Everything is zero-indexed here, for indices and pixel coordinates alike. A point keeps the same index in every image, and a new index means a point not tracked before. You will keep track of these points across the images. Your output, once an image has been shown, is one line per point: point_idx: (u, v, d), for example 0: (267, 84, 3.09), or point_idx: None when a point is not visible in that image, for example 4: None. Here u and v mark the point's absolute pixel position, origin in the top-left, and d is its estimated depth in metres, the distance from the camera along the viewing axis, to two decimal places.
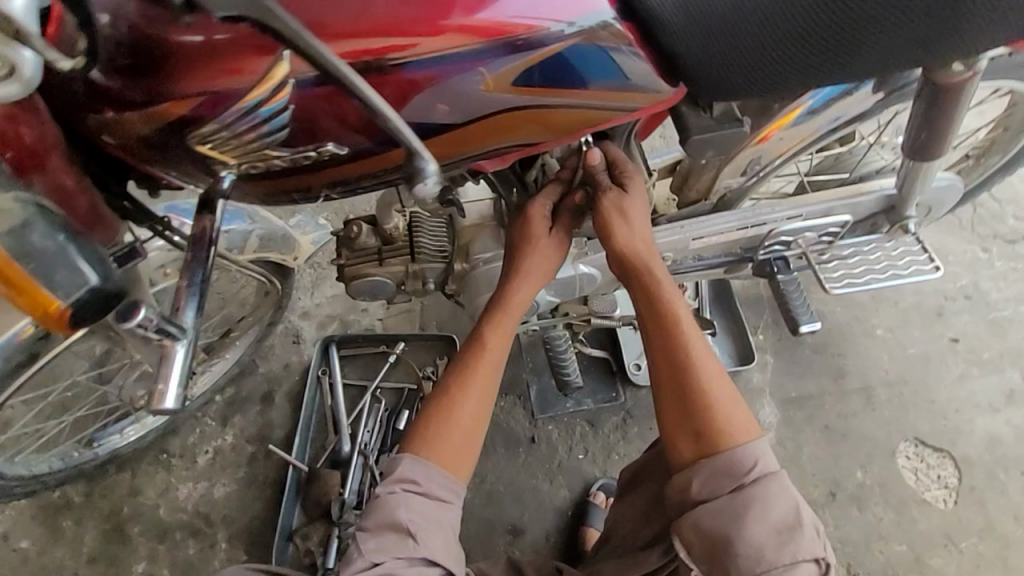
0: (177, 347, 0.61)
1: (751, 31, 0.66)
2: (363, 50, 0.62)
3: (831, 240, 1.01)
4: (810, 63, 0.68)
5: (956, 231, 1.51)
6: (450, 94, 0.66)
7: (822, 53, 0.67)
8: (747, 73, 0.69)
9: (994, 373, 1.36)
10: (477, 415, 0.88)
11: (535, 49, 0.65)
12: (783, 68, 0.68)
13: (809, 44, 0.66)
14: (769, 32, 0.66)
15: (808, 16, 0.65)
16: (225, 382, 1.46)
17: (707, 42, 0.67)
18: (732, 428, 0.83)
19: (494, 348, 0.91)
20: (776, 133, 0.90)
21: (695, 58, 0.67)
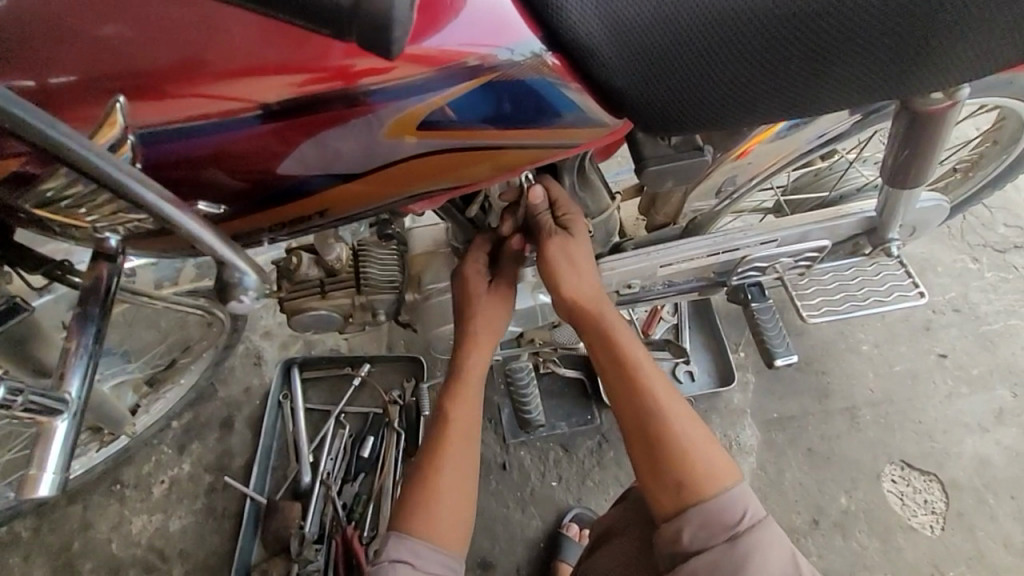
0: (57, 422, 0.61)
1: (709, 61, 0.59)
2: (263, 89, 0.58)
3: (809, 264, 0.96)
4: (776, 91, 0.62)
5: (944, 241, 1.45)
6: (366, 134, 0.62)
7: (788, 79, 0.61)
8: (707, 105, 0.62)
9: (983, 390, 1.31)
10: (462, 488, 0.84)
11: (454, 86, 0.59)
12: (747, 97, 0.62)
13: (773, 71, 0.60)
14: (729, 62, 0.59)
15: (770, 42, 0.58)
16: (182, 408, 1.40)
17: (658, 74, 0.60)
18: (714, 474, 0.78)
19: (457, 426, 0.87)
20: (755, 149, 0.83)
21: (646, 91, 0.61)
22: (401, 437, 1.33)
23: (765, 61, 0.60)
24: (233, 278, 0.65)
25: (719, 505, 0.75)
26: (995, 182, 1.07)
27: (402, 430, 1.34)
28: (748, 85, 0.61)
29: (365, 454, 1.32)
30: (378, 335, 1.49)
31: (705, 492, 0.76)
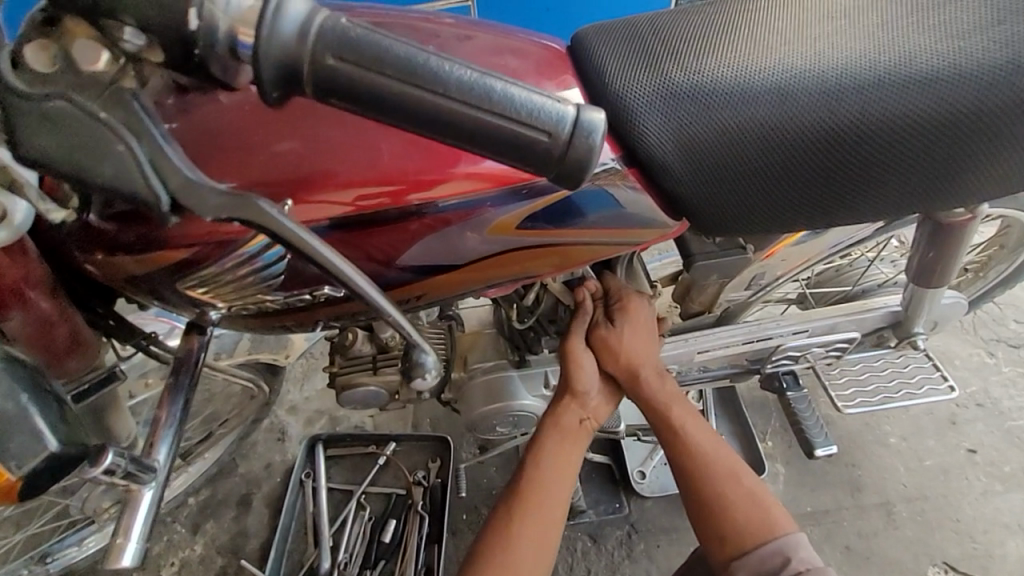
0: (146, 492, 0.54)
1: (809, 150, 0.52)
2: (366, 195, 0.50)
3: (839, 354, 0.98)
4: (912, 180, 0.54)
5: (959, 334, 1.50)
6: (450, 244, 0.54)
7: (919, 167, 0.53)
8: (838, 202, 0.55)
9: (1018, 489, 1.29)
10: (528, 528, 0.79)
11: (541, 194, 0.53)
12: (859, 182, 0.54)
13: (906, 162, 0.53)
14: (848, 152, 0.52)
15: (894, 147, 0.52)
16: (200, 484, 1.36)
17: (757, 184, 0.54)
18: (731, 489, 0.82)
19: (534, 483, 0.82)
20: (781, 251, 0.90)
21: (753, 207, 0.56)
22: (424, 520, 1.28)
23: (865, 133, 0.51)
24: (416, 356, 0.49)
25: (768, 558, 0.77)
26: (1006, 283, 1.06)
27: (425, 513, 1.29)
28: (899, 173, 0.53)
29: (387, 539, 1.27)
30: (404, 415, 1.48)
31: (759, 541, 0.78)
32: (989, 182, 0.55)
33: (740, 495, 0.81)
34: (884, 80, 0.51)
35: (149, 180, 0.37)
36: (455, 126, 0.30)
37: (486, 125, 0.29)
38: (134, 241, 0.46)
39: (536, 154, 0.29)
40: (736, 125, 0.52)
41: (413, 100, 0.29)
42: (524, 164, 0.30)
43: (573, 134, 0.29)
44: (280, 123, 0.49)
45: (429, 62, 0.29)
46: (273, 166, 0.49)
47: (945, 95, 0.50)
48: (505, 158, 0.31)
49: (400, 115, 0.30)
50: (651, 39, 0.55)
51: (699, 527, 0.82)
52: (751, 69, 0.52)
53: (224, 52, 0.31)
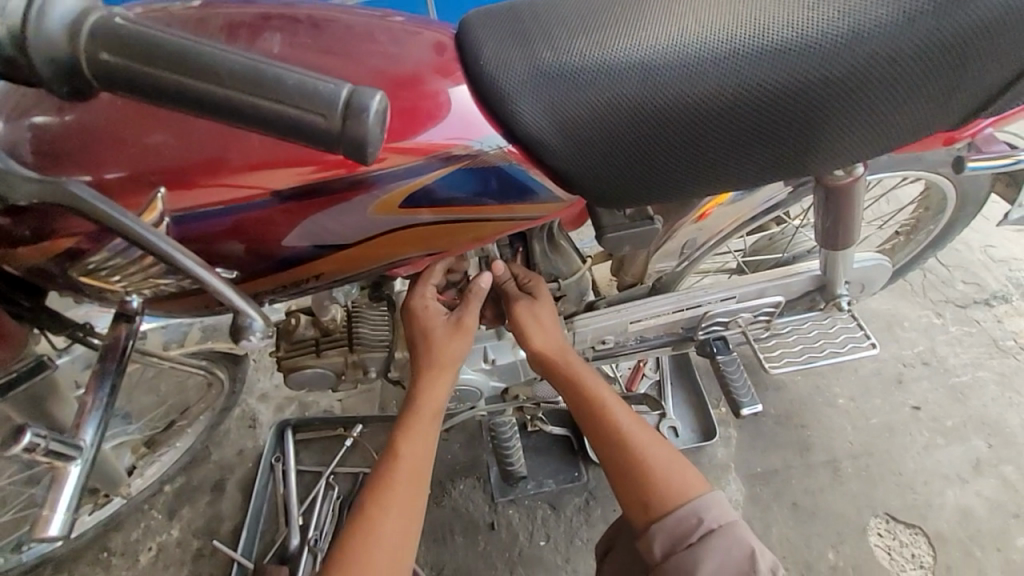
0: (72, 468, 0.57)
1: (674, 123, 0.55)
2: (253, 179, 0.53)
3: (768, 320, 1.02)
4: (776, 147, 0.57)
5: (908, 297, 1.55)
6: (341, 223, 0.57)
7: (781, 135, 0.56)
8: (709, 172, 0.58)
9: (959, 442, 1.34)
10: (422, 456, 0.82)
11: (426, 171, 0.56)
12: (726, 152, 0.57)
13: (767, 131, 0.55)
14: (711, 124, 0.55)
15: (753, 117, 0.54)
16: (174, 472, 1.41)
17: (631, 157, 0.57)
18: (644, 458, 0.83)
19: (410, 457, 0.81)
20: (713, 210, 0.93)
21: (631, 179, 0.59)
22: None
23: (726, 104, 0.54)
24: (243, 320, 0.49)
25: (683, 520, 0.80)
26: (932, 246, 1.10)
27: None
28: (763, 141, 0.56)
29: None
30: (371, 398, 1.52)
31: (677, 504, 0.81)
32: (849, 145, 0.58)
33: (662, 466, 0.83)
34: (742, 51, 0.53)
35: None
36: (245, 114, 0.31)
37: (266, 111, 0.31)
38: (31, 233, 0.49)
39: (314, 135, 0.30)
40: (604, 101, 0.54)
41: (194, 88, 0.31)
42: (313, 147, 0.31)
43: (347, 117, 0.30)
44: (156, 116, 0.52)
45: (207, 51, 0.31)
46: (150, 157, 0.51)
47: (798, 64, 0.53)
48: (296, 140, 0.32)
49: (184, 101, 0.31)
50: (527, 22, 0.57)
51: (626, 497, 0.84)
52: (618, 47, 0.54)
53: (9, 50, 0.32)
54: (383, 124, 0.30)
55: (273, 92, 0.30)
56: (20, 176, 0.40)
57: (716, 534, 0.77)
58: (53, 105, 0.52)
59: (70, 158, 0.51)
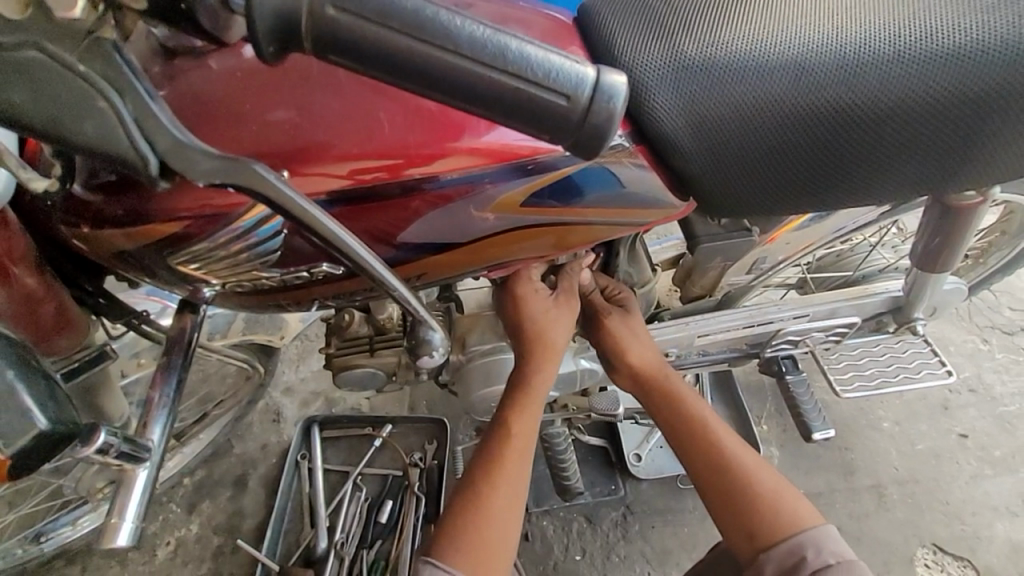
0: (141, 471, 0.53)
1: (828, 127, 0.50)
2: (363, 169, 0.48)
3: (839, 339, 0.98)
4: (929, 160, 0.53)
5: (955, 320, 1.51)
6: (455, 220, 0.53)
7: (938, 147, 0.52)
8: (853, 183, 0.54)
9: (1007, 473, 1.31)
10: (524, 441, 0.79)
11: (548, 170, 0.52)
12: (876, 162, 0.52)
13: (925, 141, 0.51)
14: (868, 131, 0.50)
15: (913, 126, 0.50)
16: (195, 464, 1.36)
17: (773, 161, 0.52)
18: (757, 483, 0.79)
19: (519, 438, 0.79)
20: (786, 233, 0.89)
21: (768, 186, 0.54)
22: (421, 502, 1.28)
23: (885, 110, 0.50)
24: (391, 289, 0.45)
25: (794, 547, 0.74)
26: (1005, 269, 1.06)
27: (422, 494, 1.29)
28: (918, 153, 0.52)
29: (383, 519, 1.27)
30: (400, 397, 1.47)
31: (790, 533, 0.75)
32: (1006, 162, 0.54)
33: (767, 490, 0.78)
34: (907, 53, 0.49)
35: (138, 147, 0.37)
36: (473, 90, 0.30)
37: (497, 87, 0.29)
38: (126, 213, 0.44)
39: (553, 117, 0.30)
40: (752, 100, 0.50)
41: (419, 54, 0.29)
42: (543, 132, 0.31)
43: (592, 100, 0.29)
44: (276, 92, 0.48)
45: (439, 16, 0.29)
46: (266, 135, 0.47)
47: (969, 70, 0.49)
48: (521, 123, 0.31)
49: (405, 72, 0.29)
50: (663, 10, 0.53)
51: (731, 526, 0.78)
52: (770, 43, 0.50)
53: None
54: (625, 111, 0.30)
55: (513, 68, 0.29)
56: (199, 150, 0.36)
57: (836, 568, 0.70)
58: (149, 76, 0.48)
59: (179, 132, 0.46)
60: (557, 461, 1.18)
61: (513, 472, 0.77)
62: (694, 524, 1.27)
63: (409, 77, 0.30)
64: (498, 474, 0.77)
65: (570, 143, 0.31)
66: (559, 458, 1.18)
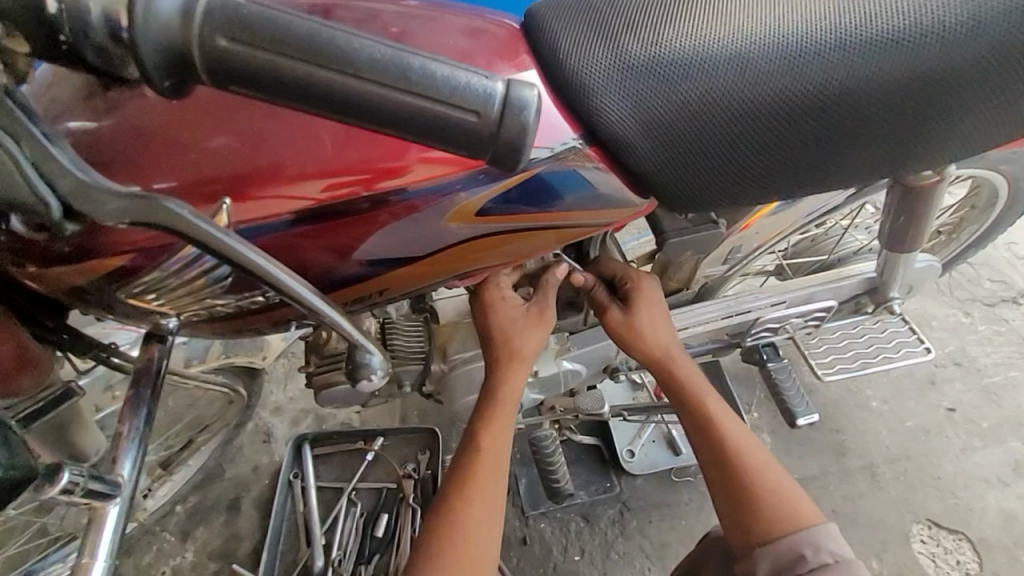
0: (112, 507, 0.52)
1: (777, 117, 0.50)
2: (313, 190, 0.48)
3: (818, 323, 0.98)
4: (881, 144, 0.53)
5: (936, 295, 1.52)
6: (411, 236, 0.53)
7: (887, 130, 0.52)
8: (807, 171, 0.54)
9: (996, 444, 1.32)
10: (495, 457, 0.78)
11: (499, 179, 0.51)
12: (828, 149, 0.53)
13: (875, 126, 0.51)
14: (817, 118, 0.51)
15: (861, 111, 0.50)
16: (187, 491, 1.34)
17: (726, 155, 0.52)
18: (759, 483, 0.80)
19: (489, 451, 0.78)
20: (757, 222, 0.89)
21: (723, 179, 0.54)
22: (417, 513, 1.27)
23: (831, 98, 0.50)
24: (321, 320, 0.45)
25: (793, 546, 0.76)
26: (978, 243, 1.06)
27: (417, 505, 1.29)
28: (868, 137, 0.52)
29: (379, 533, 1.27)
30: (390, 409, 1.47)
31: (786, 531, 0.77)
32: (959, 140, 0.54)
33: (769, 490, 0.80)
34: (848, 41, 0.49)
35: (38, 192, 0.34)
36: (380, 112, 0.29)
37: (411, 109, 0.29)
38: (70, 250, 0.44)
39: (465, 133, 0.29)
40: (700, 95, 0.50)
41: (330, 83, 0.28)
42: (458, 149, 0.30)
43: (503, 115, 0.29)
44: (219, 118, 0.47)
45: (340, 38, 0.28)
46: (211, 163, 0.46)
47: (912, 52, 0.49)
48: (434, 142, 0.30)
49: (310, 97, 0.29)
50: (607, 10, 0.53)
51: (727, 515, 0.81)
52: (715, 37, 0.50)
53: (107, 39, 0.29)
54: (539, 123, 0.29)
55: (418, 87, 0.29)
56: (103, 190, 0.35)
57: (833, 568, 0.73)
58: (87, 109, 0.47)
59: (121, 165, 0.46)
60: (546, 464, 1.18)
61: (487, 486, 0.77)
62: (690, 516, 1.27)
63: (317, 101, 0.29)
64: (471, 488, 0.77)
65: (486, 158, 0.30)
66: (548, 461, 1.18)
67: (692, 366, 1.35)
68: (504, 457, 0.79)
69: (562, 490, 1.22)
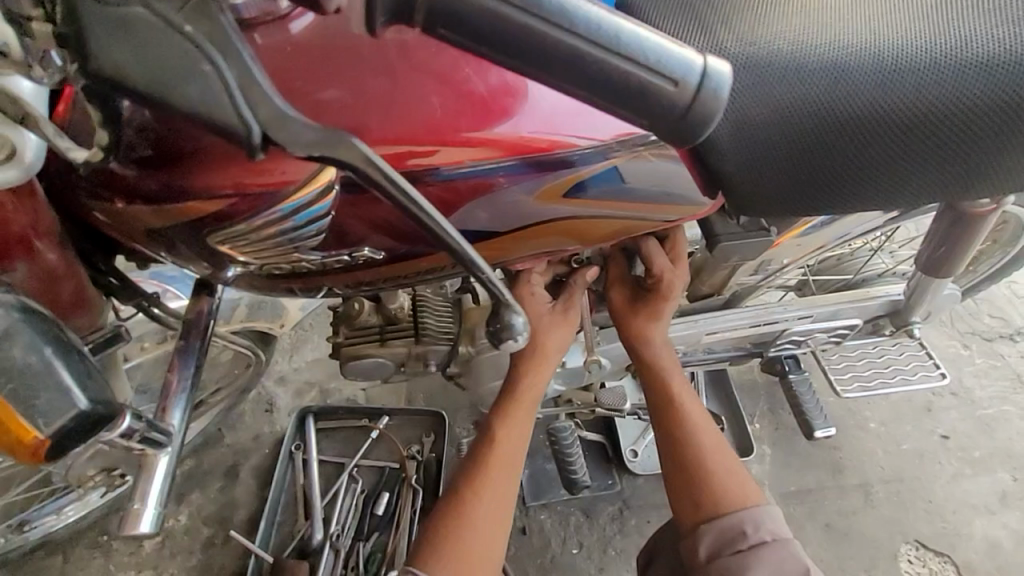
0: (161, 456, 0.51)
1: (868, 126, 0.51)
2: (405, 154, 0.48)
3: (839, 340, 1.01)
4: (961, 167, 0.53)
5: (938, 326, 1.56)
6: (489, 211, 0.54)
7: (969, 153, 0.53)
8: (888, 186, 0.54)
9: (986, 473, 1.36)
10: (512, 447, 0.77)
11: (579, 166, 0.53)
12: (912, 166, 0.53)
13: (958, 147, 0.52)
14: (904, 133, 0.51)
15: (946, 130, 0.51)
16: (186, 453, 1.33)
17: (813, 160, 0.53)
18: (718, 472, 0.81)
19: (507, 444, 0.77)
20: (787, 242, 0.90)
21: (807, 184, 0.54)
22: (418, 494, 1.27)
23: (921, 114, 0.51)
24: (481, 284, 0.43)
25: (733, 525, 0.78)
26: (995, 276, 1.09)
27: (419, 487, 1.28)
28: (951, 158, 0.53)
29: (380, 511, 1.26)
30: (396, 389, 1.46)
31: (730, 509, 0.79)
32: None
33: (720, 474, 0.81)
34: (937, 61, 0.51)
35: (243, 114, 0.33)
36: (578, 69, 0.30)
37: (611, 71, 0.29)
38: (161, 190, 0.44)
39: (658, 101, 0.30)
40: (792, 98, 0.51)
41: (537, 32, 0.28)
42: (642, 117, 0.31)
43: (700, 88, 0.30)
44: (324, 70, 0.47)
45: None
46: (322, 113, 0.46)
47: (1003, 78, 0.50)
48: (619, 106, 0.31)
49: (512, 48, 0.29)
50: (704, 14, 0.55)
51: (676, 491, 0.82)
52: (809, 46, 0.52)
53: None
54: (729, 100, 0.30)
55: (623, 49, 0.29)
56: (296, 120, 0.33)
57: (768, 547, 0.76)
58: None
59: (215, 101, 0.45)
60: (566, 453, 1.20)
61: (498, 479, 0.75)
62: None
63: (516, 51, 0.29)
64: (488, 477, 0.75)
65: (668, 132, 0.31)
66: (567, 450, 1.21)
67: (700, 373, 1.37)
68: (521, 450, 0.78)
69: (578, 481, 1.26)
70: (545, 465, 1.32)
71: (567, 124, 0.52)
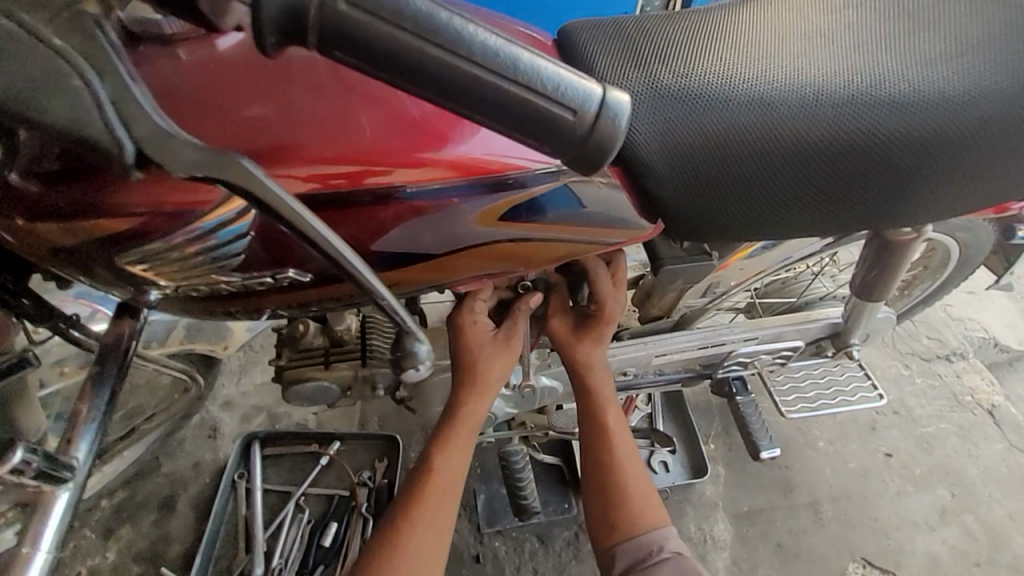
0: (59, 494, 0.48)
1: (791, 154, 0.53)
2: (336, 172, 0.48)
3: (784, 361, 1.03)
4: (877, 196, 0.56)
5: (880, 347, 1.62)
6: (429, 233, 0.53)
7: (884, 184, 0.55)
8: (812, 212, 0.56)
9: (926, 490, 1.41)
10: (450, 479, 0.75)
11: (520, 189, 0.53)
12: (833, 194, 0.55)
13: (875, 177, 0.55)
14: (825, 161, 0.54)
15: (864, 161, 0.54)
16: (117, 485, 1.24)
17: (741, 186, 0.54)
18: (634, 491, 0.82)
19: (444, 474, 0.75)
20: (735, 263, 0.93)
21: (738, 210, 0.55)
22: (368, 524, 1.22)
23: (840, 144, 0.53)
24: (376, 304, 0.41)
25: (642, 544, 0.79)
26: (928, 299, 1.15)
27: (369, 516, 1.23)
28: (869, 188, 0.55)
29: (327, 543, 1.20)
30: (349, 412, 1.41)
31: (641, 528, 0.80)
32: (943, 203, 0.58)
33: (635, 493, 0.82)
34: (856, 96, 0.54)
35: (115, 134, 0.33)
36: (480, 97, 0.31)
37: (512, 100, 0.31)
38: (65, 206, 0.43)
39: (557, 128, 0.31)
40: (723, 125, 0.53)
41: (438, 60, 0.30)
42: (544, 143, 0.32)
43: (598, 117, 0.31)
44: (253, 88, 0.48)
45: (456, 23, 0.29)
46: (244, 130, 0.47)
47: (912, 115, 0.54)
48: (522, 132, 0.32)
49: (415, 74, 0.30)
50: (642, 43, 0.57)
51: (592, 508, 0.83)
52: (739, 77, 0.54)
53: None
54: (628, 128, 0.31)
55: (523, 78, 0.30)
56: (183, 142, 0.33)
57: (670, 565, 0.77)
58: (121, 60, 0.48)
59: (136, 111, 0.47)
60: (517, 477, 1.18)
61: (433, 509, 0.73)
62: None
63: (420, 77, 0.30)
64: (421, 507, 0.73)
65: (571, 159, 0.32)
66: (518, 475, 1.18)
67: (656, 394, 1.38)
68: (458, 480, 0.76)
69: (529, 506, 1.23)
70: (501, 490, 1.29)
71: (505, 147, 0.52)
